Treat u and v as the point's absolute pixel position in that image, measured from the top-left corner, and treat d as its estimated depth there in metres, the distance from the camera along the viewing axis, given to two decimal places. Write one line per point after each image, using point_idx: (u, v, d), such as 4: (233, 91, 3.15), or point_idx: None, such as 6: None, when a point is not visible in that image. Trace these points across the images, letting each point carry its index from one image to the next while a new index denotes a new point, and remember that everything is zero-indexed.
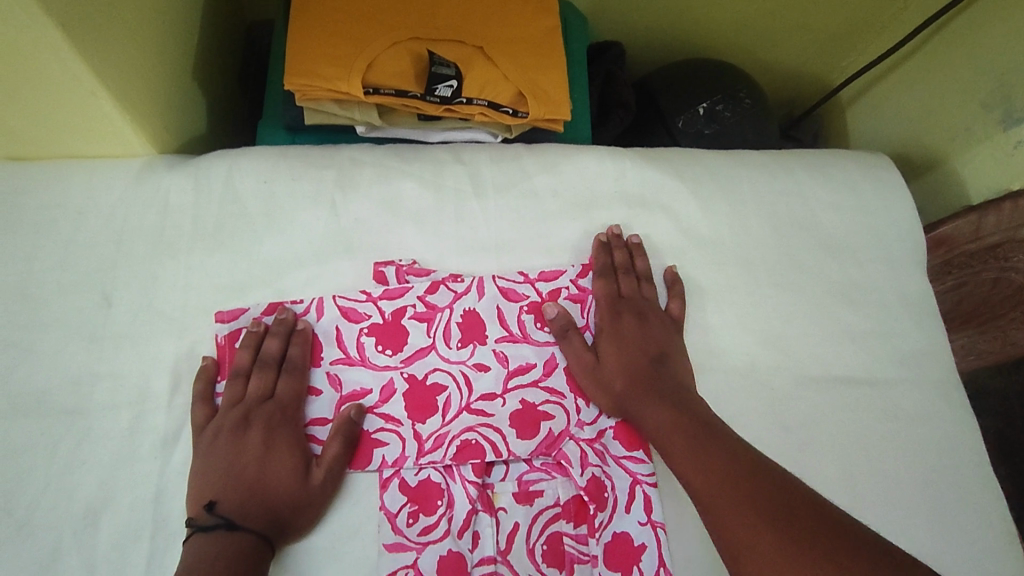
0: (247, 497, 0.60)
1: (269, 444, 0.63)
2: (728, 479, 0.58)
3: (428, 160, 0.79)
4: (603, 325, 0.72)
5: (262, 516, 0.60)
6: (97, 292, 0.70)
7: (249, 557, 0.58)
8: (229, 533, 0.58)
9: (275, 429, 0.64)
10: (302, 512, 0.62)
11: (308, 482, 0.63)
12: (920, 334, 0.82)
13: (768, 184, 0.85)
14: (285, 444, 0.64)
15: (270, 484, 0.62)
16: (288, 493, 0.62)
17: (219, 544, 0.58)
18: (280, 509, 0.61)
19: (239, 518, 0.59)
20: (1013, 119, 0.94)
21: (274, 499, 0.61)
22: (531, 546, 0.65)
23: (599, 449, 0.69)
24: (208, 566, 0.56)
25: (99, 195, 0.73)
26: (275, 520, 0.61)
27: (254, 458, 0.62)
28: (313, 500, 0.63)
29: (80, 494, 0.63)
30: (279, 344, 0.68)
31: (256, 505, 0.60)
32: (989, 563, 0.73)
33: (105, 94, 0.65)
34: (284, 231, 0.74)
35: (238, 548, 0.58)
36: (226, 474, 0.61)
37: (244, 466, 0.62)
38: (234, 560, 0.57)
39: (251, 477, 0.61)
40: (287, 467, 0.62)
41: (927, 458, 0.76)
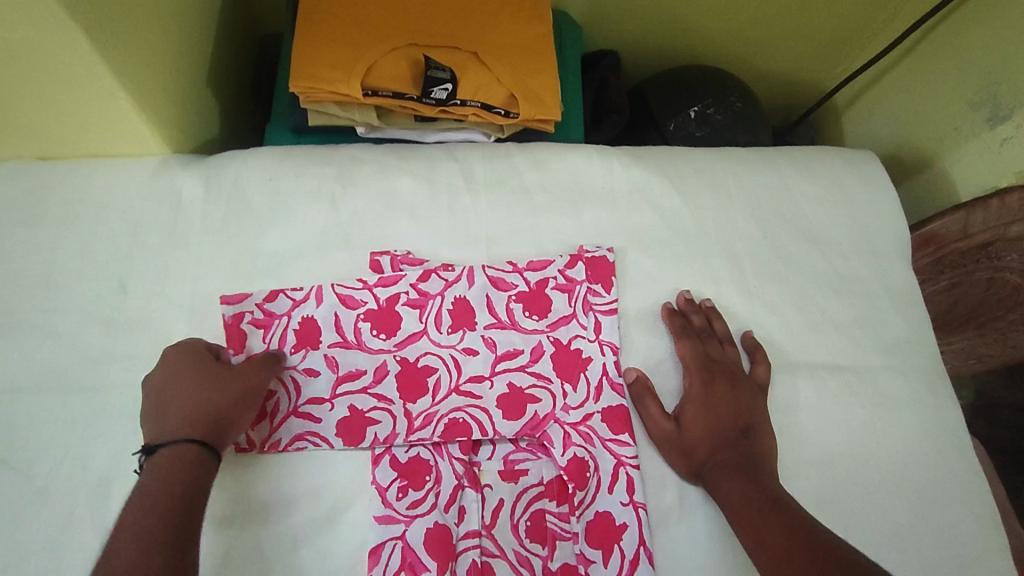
0: (172, 421, 0.62)
1: (189, 368, 0.66)
2: (794, 562, 0.58)
3: (424, 158, 0.84)
4: (691, 391, 0.73)
5: (193, 426, 0.62)
6: (114, 280, 0.75)
7: (192, 465, 0.60)
8: (164, 450, 0.60)
9: (191, 355, 0.67)
10: (236, 407, 0.65)
11: (232, 379, 0.66)
12: (904, 323, 0.84)
13: (751, 179, 0.88)
14: (204, 361, 0.67)
15: (195, 398, 0.64)
16: (209, 393, 0.64)
17: (159, 462, 0.59)
18: (212, 414, 0.63)
19: (172, 438, 0.61)
20: (999, 117, 0.96)
21: (198, 406, 0.63)
22: (514, 521, 0.67)
23: (585, 430, 0.71)
24: (146, 489, 0.57)
25: (118, 190, 0.79)
26: (213, 426, 0.63)
27: (174, 384, 0.65)
28: (243, 394, 0.66)
29: (95, 466, 0.67)
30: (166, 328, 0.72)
31: (187, 418, 0.62)
32: (970, 546, 0.73)
33: (123, 95, 0.71)
34: (287, 223, 0.79)
35: (179, 458, 0.60)
36: (155, 407, 0.64)
37: (170, 393, 0.64)
38: (178, 470, 0.59)
39: (176, 399, 0.64)
40: (193, 378, 0.65)
41: (910, 443, 0.77)
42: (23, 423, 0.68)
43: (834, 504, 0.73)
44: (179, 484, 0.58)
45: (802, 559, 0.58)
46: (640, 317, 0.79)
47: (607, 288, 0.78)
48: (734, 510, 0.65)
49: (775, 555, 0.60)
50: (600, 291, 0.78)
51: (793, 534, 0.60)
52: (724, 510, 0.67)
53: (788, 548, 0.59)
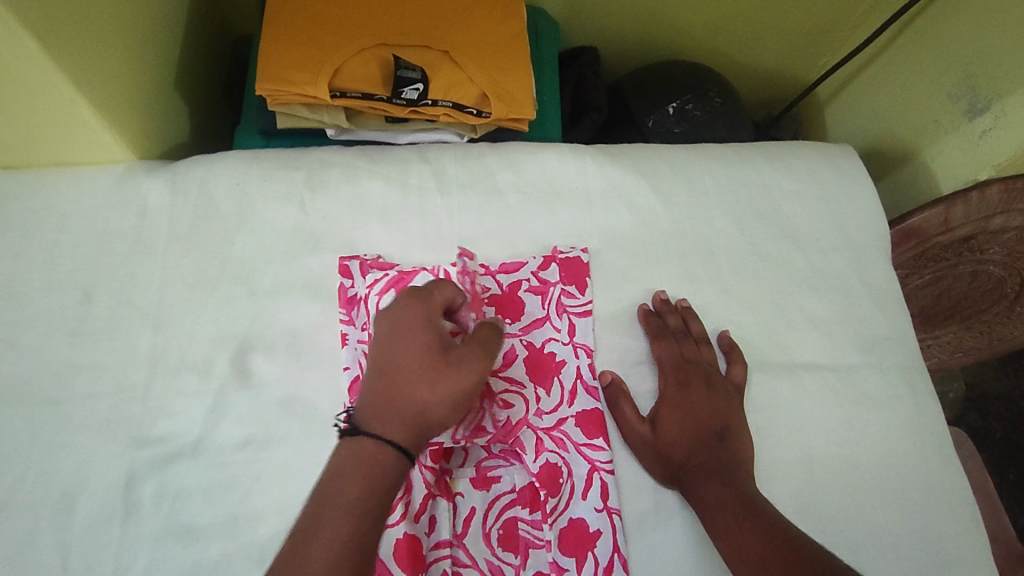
0: (396, 417, 0.56)
1: (413, 339, 0.60)
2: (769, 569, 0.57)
3: (395, 160, 0.82)
4: (666, 393, 0.72)
5: (411, 435, 0.56)
6: (78, 290, 0.73)
7: (385, 478, 0.54)
8: (380, 449, 0.55)
9: (421, 321, 0.60)
10: (440, 410, 0.57)
11: (461, 391, 0.58)
12: (883, 320, 0.83)
13: (728, 177, 0.87)
14: (428, 334, 0.60)
15: (407, 385, 0.57)
16: (435, 405, 0.57)
17: (352, 454, 0.55)
18: (430, 427, 0.57)
19: (391, 437, 0.55)
20: (977, 110, 0.95)
21: (423, 414, 0.57)
22: (486, 530, 0.67)
23: (558, 436, 0.70)
24: (344, 480, 0.53)
25: (82, 198, 0.77)
26: (418, 431, 0.57)
27: (395, 354, 0.59)
28: (456, 400, 0.58)
29: (57, 481, 0.65)
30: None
31: (395, 408, 0.57)
32: (949, 546, 0.73)
33: (82, 102, 0.69)
34: (256, 229, 0.77)
35: (383, 463, 0.54)
36: (373, 374, 0.59)
37: (387, 364, 0.59)
38: (376, 474, 0.54)
39: (392, 375, 0.58)
40: (432, 376, 0.58)
41: (889, 442, 0.77)
42: None
43: (812, 506, 0.72)
44: (359, 500, 0.52)
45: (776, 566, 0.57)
46: (615, 319, 0.78)
47: (582, 289, 0.77)
48: (709, 514, 0.64)
49: (750, 560, 0.59)
50: (574, 293, 0.77)
51: (768, 539, 0.59)
52: (700, 515, 0.65)
53: (764, 553, 0.58)
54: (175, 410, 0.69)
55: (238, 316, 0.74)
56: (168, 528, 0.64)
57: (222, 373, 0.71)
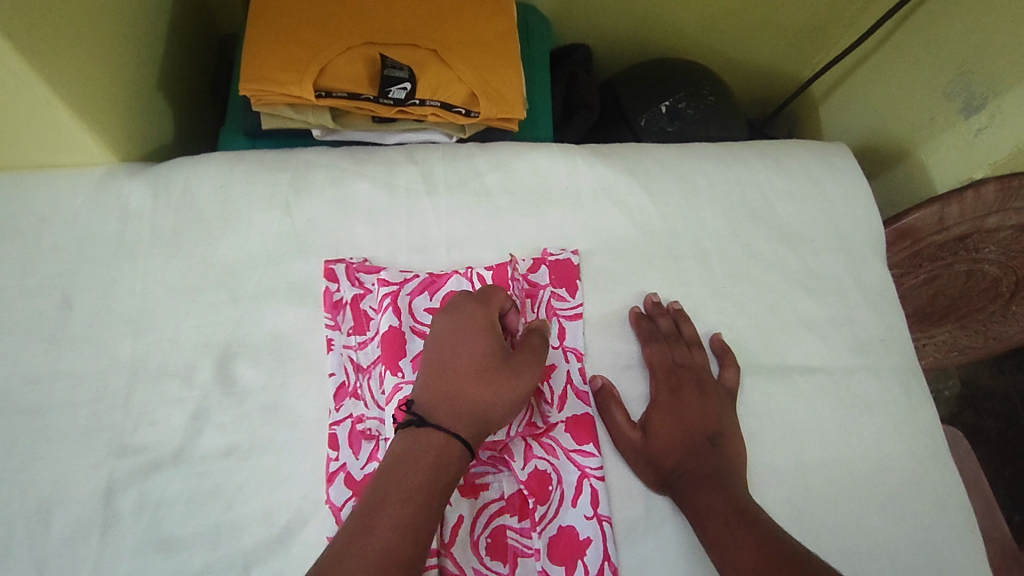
0: (463, 410, 0.59)
1: (478, 335, 0.63)
2: None
3: (382, 160, 0.81)
4: (657, 398, 0.71)
5: (475, 429, 0.59)
6: (56, 295, 0.72)
7: (452, 467, 0.56)
8: (450, 438, 0.57)
9: (484, 321, 0.65)
10: (501, 408, 0.61)
11: (518, 392, 0.62)
12: (877, 322, 0.82)
13: (721, 177, 0.86)
14: (491, 335, 0.64)
15: (474, 377, 0.61)
16: (497, 402, 0.61)
17: (421, 439, 0.57)
18: (490, 424, 0.60)
19: (460, 428, 0.58)
20: (973, 107, 0.93)
21: (485, 410, 0.60)
22: (474, 539, 0.65)
23: (547, 442, 0.68)
24: (414, 461, 0.55)
25: (61, 201, 0.75)
26: (481, 427, 0.59)
27: (459, 350, 0.62)
28: (515, 400, 0.62)
29: (34, 492, 0.64)
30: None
31: (462, 398, 0.59)
32: (944, 550, 0.72)
33: (58, 102, 0.67)
34: (240, 232, 0.76)
35: (451, 452, 0.57)
36: (437, 363, 0.62)
37: (453, 356, 0.62)
38: (444, 461, 0.56)
39: (459, 367, 0.61)
40: (496, 374, 0.61)
41: (883, 446, 0.76)
42: None
43: (806, 510, 0.71)
44: (427, 488, 0.54)
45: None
46: (606, 322, 0.77)
47: (572, 292, 0.76)
48: (701, 522, 0.63)
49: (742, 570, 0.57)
50: (564, 296, 0.76)
51: (760, 548, 0.58)
52: (691, 521, 0.64)
53: (756, 562, 0.57)
54: (155, 418, 0.67)
55: (221, 321, 0.72)
56: (148, 540, 0.63)
57: (204, 380, 0.69)
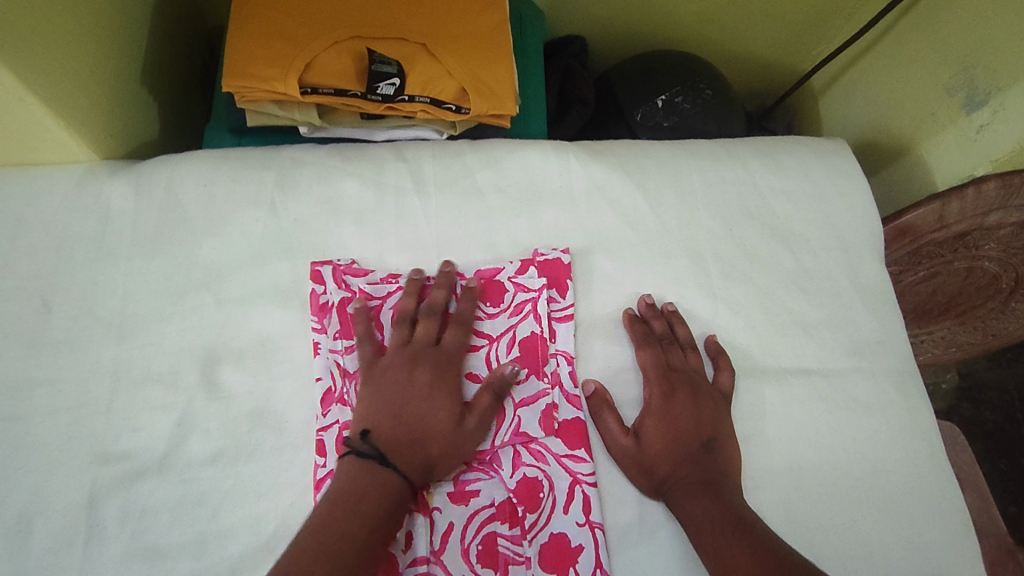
0: (405, 447, 0.62)
1: (434, 386, 0.66)
2: None
3: (370, 158, 0.79)
4: (651, 402, 0.70)
5: (416, 467, 0.62)
6: (37, 299, 0.70)
7: (393, 493, 0.60)
8: (387, 473, 0.60)
9: (441, 372, 0.67)
10: (452, 459, 0.64)
11: (465, 437, 0.65)
12: (874, 322, 0.81)
13: (717, 175, 0.84)
14: (448, 388, 0.66)
15: (425, 428, 0.64)
16: (441, 443, 0.63)
17: (374, 478, 0.60)
18: (432, 463, 0.63)
19: (401, 465, 0.61)
20: (975, 103, 0.92)
21: (429, 448, 0.63)
22: (465, 546, 0.64)
23: (536, 449, 0.68)
24: (359, 484, 0.60)
25: (40, 201, 0.73)
26: (423, 464, 0.62)
27: (412, 387, 0.65)
28: (461, 443, 0.64)
29: (14, 501, 0.63)
30: (445, 296, 0.71)
31: (409, 447, 0.62)
32: (940, 554, 0.71)
33: (33, 101, 0.65)
34: (224, 233, 0.74)
35: (390, 485, 0.60)
36: (389, 409, 0.64)
37: (404, 405, 0.64)
38: (381, 492, 0.60)
39: (408, 408, 0.64)
40: (443, 415, 0.64)
41: (879, 449, 0.75)
42: None
43: (802, 515, 0.70)
44: (382, 517, 0.59)
45: None
46: (600, 324, 0.75)
47: (562, 292, 0.75)
48: (697, 531, 0.62)
49: None
50: (555, 296, 0.74)
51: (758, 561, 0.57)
52: (686, 531, 0.63)
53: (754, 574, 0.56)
54: (139, 425, 0.66)
55: (206, 324, 0.71)
56: (131, 549, 0.62)
57: (189, 385, 0.68)
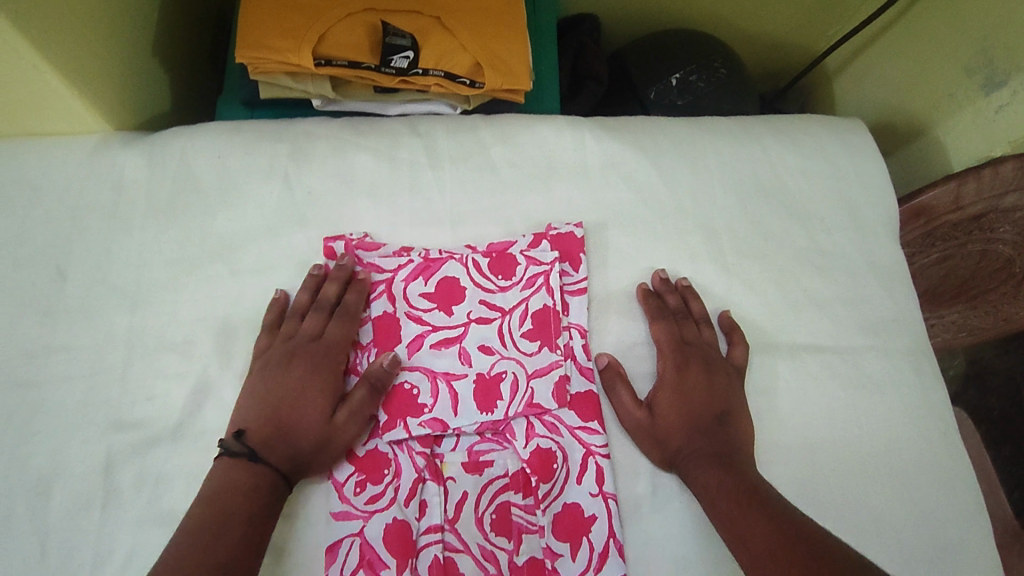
0: (274, 441, 0.61)
1: (309, 380, 0.65)
2: (777, 559, 0.55)
3: (384, 132, 0.79)
4: (664, 375, 0.70)
5: (286, 462, 0.61)
6: (52, 267, 0.71)
7: (262, 490, 0.58)
8: (251, 468, 0.59)
9: (318, 366, 0.66)
10: (326, 454, 0.63)
11: (340, 431, 0.63)
12: (889, 301, 0.80)
13: (732, 151, 0.84)
14: (325, 381, 0.65)
15: (296, 422, 0.63)
16: (313, 437, 0.62)
17: (239, 474, 0.59)
18: (304, 457, 0.62)
19: (269, 459, 0.60)
20: (995, 83, 0.90)
21: (299, 443, 0.62)
22: (479, 515, 0.64)
23: (549, 421, 0.68)
24: (225, 483, 0.58)
25: (53, 170, 0.74)
26: (294, 458, 0.61)
27: (286, 381, 0.64)
28: (335, 436, 0.63)
29: (31, 465, 0.63)
30: (337, 289, 0.70)
31: (279, 442, 0.61)
32: (951, 529, 0.71)
33: (47, 68, 0.65)
34: (238, 205, 0.74)
35: (256, 480, 0.59)
36: (262, 403, 0.64)
37: (278, 399, 0.64)
38: (246, 487, 0.58)
39: (281, 403, 0.63)
40: (317, 409, 0.64)
41: (892, 426, 0.75)
42: None
43: (814, 488, 0.71)
44: (253, 511, 0.57)
45: (785, 555, 0.55)
46: (613, 299, 0.76)
47: (575, 266, 0.75)
48: (711, 502, 0.62)
49: (758, 552, 0.56)
50: (568, 270, 0.74)
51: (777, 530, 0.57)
52: (700, 501, 0.64)
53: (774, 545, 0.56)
54: (153, 393, 0.67)
55: (220, 295, 0.71)
56: (147, 514, 0.62)
57: (204, 355, 0.69)
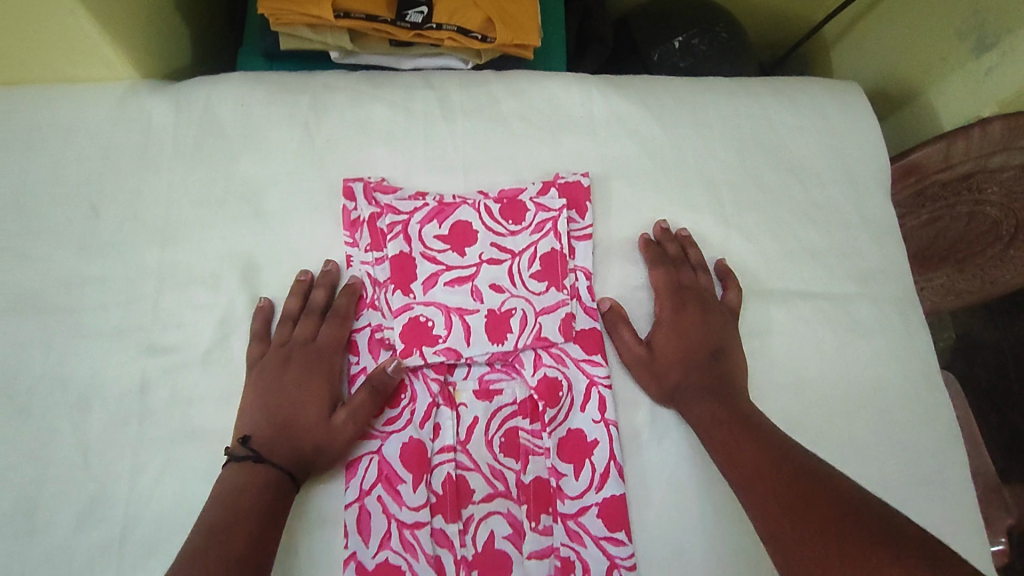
0: (277, 443, 0.64)
1: (306, 381, 0.67)
2: (767, 475, 0.60)
3: (400, 85, 0.83)
4: (661, 316, 0.75)
5: (291, 461, 0.63)
6: (85, 204, 0.74)
7: (271, 488, 0.61)
8: (257, 468, 0.61)
9: (314, 368, 0.68)
10: (329, 451, 0.65)
11: (341, 427, 0.66)
12: (879, 252, 0.85)
13: (733, 109, 0.87)
14: (322, 381, 0.68)
15: (297, 422, 0.65)
16: (315, 436, 0.65)
17: (247, 475, 0.61)
18: (308, 455, 0.64)
19: (274, 459, 0.63)
20: (984, 47, 0.94)
21: (302, 442, 0.64)
22: (489, 437, 0.69)
23: (556, 352, 0.72)
24: (235, 485, 0.60)
25: (86, 114, 0.77)
26: (299, 456, 0.64)
27: (283, 386, 0.67)
28: (337, 432, 0.65)
29: (70, 385, 0.67)
30: (326, 294, 0.72)
31: (283, 442, 0.64)
32: (929, 462, 0.76)
33: (82, 12, 0.68)
34: (261, 150, 0.78)
35: (264, 480, 0.61)
36: (262, 408, 0.66)
37: (277, 403, 0.66)
38: (256, 487, 0.60)
39: (280, 406, 0.66)
40: (316, 408, 0.66)
41: (878, 366, 0.79)
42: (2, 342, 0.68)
43: (802, 421, 0.75)
44: (264, 507, 0.59)
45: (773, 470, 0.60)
46: (616, 244, 0.80)
47: (582, 213, 0.79)
48: (706, 428, 0.67)
49: (749, 471, 0.62)
50: (575, 217, 0.78)
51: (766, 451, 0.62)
52: (696, 430, 0.69)
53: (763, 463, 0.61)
54: (183, 320, 0.71)
55: (246, 234, 0.75)
56: (180, 431, 0.67)
57: (231, 288, 0.73)
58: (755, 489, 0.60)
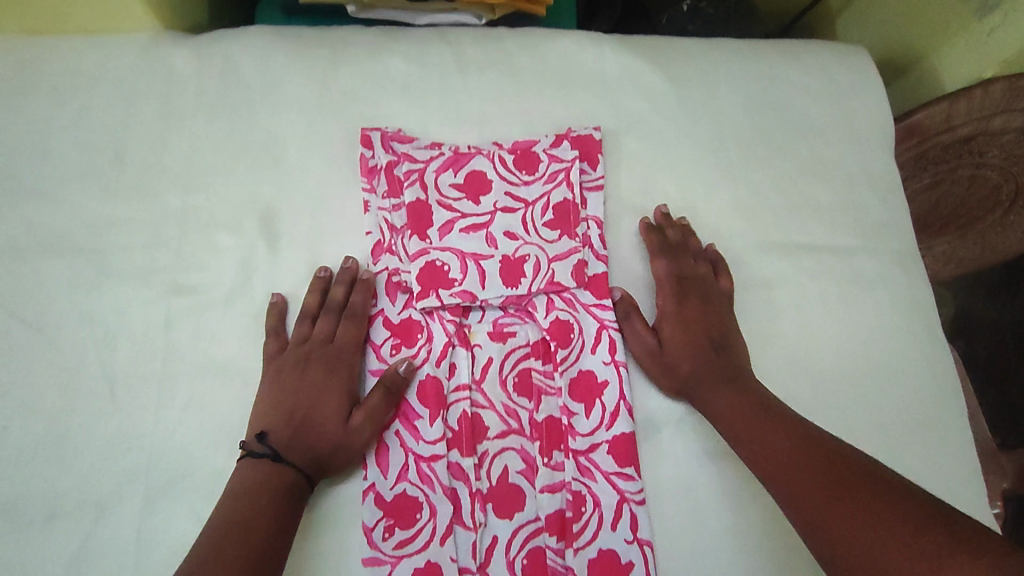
0: (294, 442, 0.64)
1: (324, 382, 0.68)
2: (786, 452, 0.62)
3: (416, 38, 0.84)
4: (665, 307, 0.76)
5: (306, 461, 0.64)
6: (109, 149, 0.76)
7: (287, 488, 0.61)
8: (274, 466, 0.62)
9: (332, 369, 0.69)
10: (345, 453, 0.66)
11: (357, 429, 0.66)
12: (882, 209, 0.86)
13: (742, 67, 0.89)
14: (340, 381, 0.68)
15: (314, 422, 0.66)
16: (331, 437, 0.65)
17: (263, 473, 0.61)
18: (324, 457, 0.65)
19: (290, 458, 0.63)
20: (988, 7, 0.95)
21: (318, 443, 0.65)
22: (503, 376, 0.71)
23: (568, 297, 0.74)
24: (251, 482, 0.61)
25: (109, 62, 0.79)
26: (315, 457, 0.64)
27: (302, 386, 0.67)
28: (352, 434, 0.66)
29: (97, 322, 0.69)
30: (345, 292, 0.72)
31: (300, 443, 0.64)
32: (929, 409, 0.79)
33: None
34: (280, 99, 0.79)
35: (281, 479, 0.61)
36: (280, 406, 0.66)
37: (295, 402, 0.66)
38: (272, 487, 0.60)
39: (297, 407, 0.66)
40: (333, 410, 0.66)
41: (880, 318, 0.81)
42: (31, 279, 0.70)
43: (805, 369, 0.78)
44: (279, 508, 0.59)
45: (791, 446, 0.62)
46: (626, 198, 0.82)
47: (593, 165, 0.80)
48: (722, 417, 0.69)
49: (768, 451, 0.63)
50: (586, 169, 0.80)
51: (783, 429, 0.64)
52: (711, 420, 0.70)
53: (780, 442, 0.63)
54: (206, 262, 0.73)
55: (266, 181, 0.77)
56: (205, 367, 0.69)
57: (251, 233, 0.74)
58: (775, 467, 0.62)
